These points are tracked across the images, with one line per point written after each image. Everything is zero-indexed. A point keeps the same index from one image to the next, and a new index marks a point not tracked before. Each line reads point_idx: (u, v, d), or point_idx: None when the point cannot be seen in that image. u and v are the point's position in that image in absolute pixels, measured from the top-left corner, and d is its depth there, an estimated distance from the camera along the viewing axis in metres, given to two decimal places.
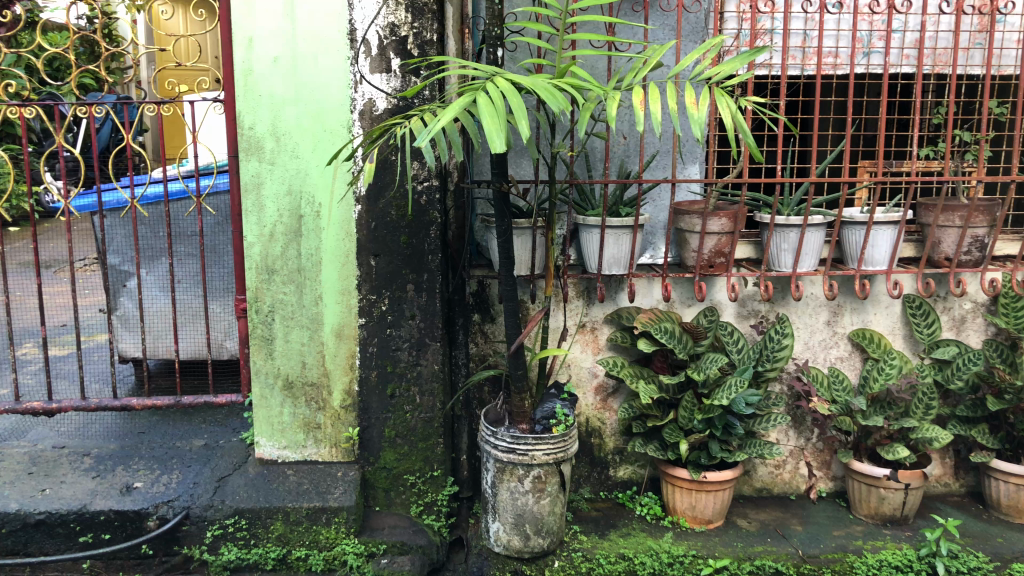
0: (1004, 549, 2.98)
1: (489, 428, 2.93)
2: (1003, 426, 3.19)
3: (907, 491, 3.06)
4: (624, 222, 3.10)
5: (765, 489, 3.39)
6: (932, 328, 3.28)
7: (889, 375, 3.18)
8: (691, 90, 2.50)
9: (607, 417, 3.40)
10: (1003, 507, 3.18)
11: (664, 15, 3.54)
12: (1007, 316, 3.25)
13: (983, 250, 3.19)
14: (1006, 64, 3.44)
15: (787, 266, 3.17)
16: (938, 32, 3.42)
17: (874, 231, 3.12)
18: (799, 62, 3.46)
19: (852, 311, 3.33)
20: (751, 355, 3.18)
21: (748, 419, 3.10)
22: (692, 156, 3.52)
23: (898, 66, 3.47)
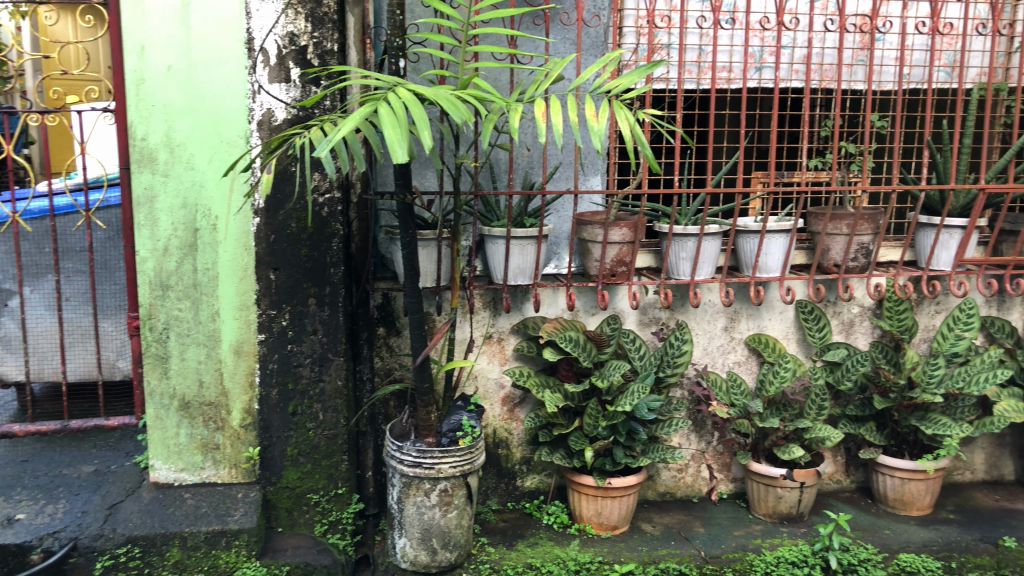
0: (891, 540, 3.11)
1: (395, 442, 2.90)
2: (889, 424, 3.34)
3: (801, 490, 3.17)
4: (529, 233, 3.12)
5: (668, 493, 3.46)
6: (823, 332, 3.42)
7: (784, 378, 3.28)
8: (592, 102, 2.57)
9: (514, 427, 3.40)
10: (890, 500, 3.33)
11: (565, 29, 3.57)
12: (891, 318, 3.44)
13: (868, 256, 3.35)
14: (885, 80, 3.62)
15: (685, 274, 3.26)
16: (824, 49, 3.58)
17: (768, 239, 3.23)
18: (694, 76, 3.57)
19: (747, 316, 3.45)
20: (653, 361, 3.26)
21: (651, 425, 3.16)
22: (593, 168, 3.57)
23: (788, 81, 3.62)
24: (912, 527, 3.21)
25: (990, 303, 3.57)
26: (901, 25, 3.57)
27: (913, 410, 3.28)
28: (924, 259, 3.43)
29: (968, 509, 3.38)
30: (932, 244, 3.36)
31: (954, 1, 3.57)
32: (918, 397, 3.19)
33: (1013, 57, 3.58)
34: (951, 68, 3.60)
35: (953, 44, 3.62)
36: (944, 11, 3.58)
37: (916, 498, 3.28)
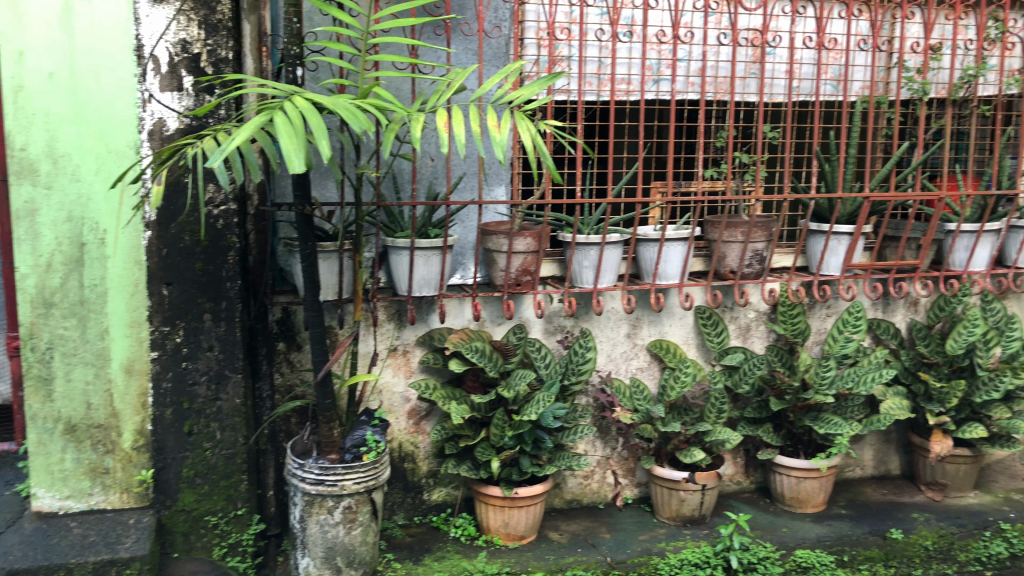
0: (788, 538, 3.21)
1: (296, 460, 2.83)
2: (785, 425, 3.46)
3: (703, 492, 3.25)
4: (433, 244, 3.11)
5: (575, 500, 3.48)
6: (721, 337, 3.52)
7: (685, 383, 3.32)
8: (493, 112, 2.61)
9: (420, 440, 3.37)
10: (787, 499, 3.44)
11: (466, 40, 3.53)
12: (784, 322, 3.55)
13: (762, 263, 3.44)
14: (776, 92, 3.75)
15: (589, 282, 3.29)
16: (717, 62, 3.70)
17: (667, 248, 3.30)
18: (594, 88, 3.61)
19: (649, 323, 3.52)
20: (557, 369, 3.27)
21: (557, 433, 3.18)
22: (498, 178, 3.52)
23: (684, 93, 3.70)
24: (807, 524, 3.33)
25: (876, 306, 3.73)
26: (789, 39, 3.71)
27: (807, 411, 3.39)
28: (814, 264, 3.56)
29: (859, 504, 3.52)
30: (822, 250, 3.49)
31: (838, 18, 3.72)
32: (811, 399, 3.29)
33: (891, 72, 3.75)
34: (836, 82, 3.75)
35: (837, 59, 3.77)
36: (828, 27, 3.73)
37: (811, 496, 3.39)
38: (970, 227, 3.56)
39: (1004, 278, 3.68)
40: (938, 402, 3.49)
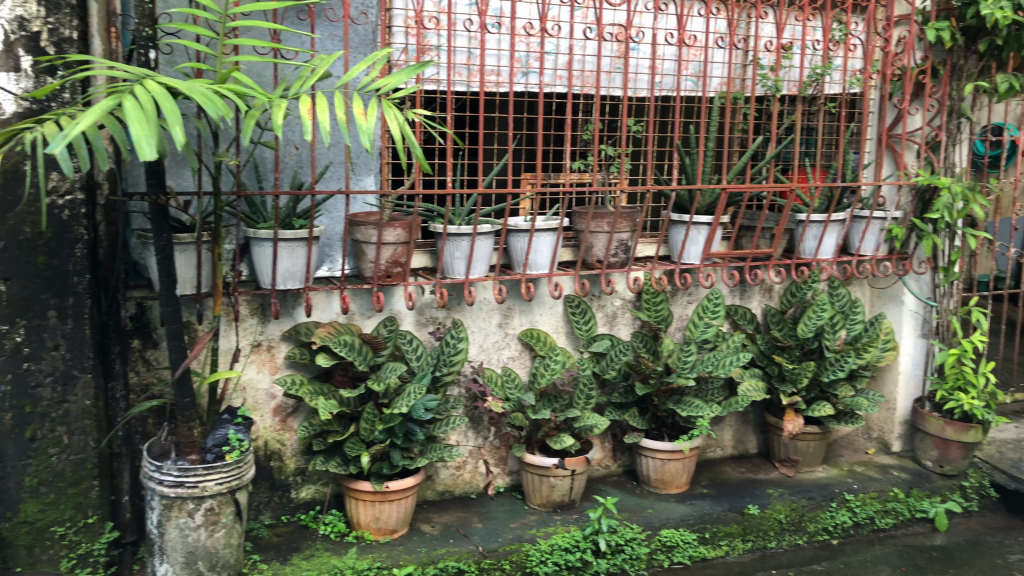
0: (653, 518, 3.32)
1: (153, 463, 2.69)
2: (650, 409, 3.58)
3: (572, 477, 3.31)
4: (298, 235, 3.01)
5: (447, 492, 3.47)
6: (589, 325, 3.59)
7: (554, 370, 3.38)
8: (359, 100, 2.61)
9: (287, 437, 3.27)
10: (653, 481, 3.55)
11: (331, 26, 3.42)
12: (648, 310, 3.68)
13: (627, 252, 3.55)
14: (640, 87, 3.84)
15: (460, 273, 3.27)
16: (584, 56, 3.74)
17: (537, 238, 3.32)
18: (464, 79, 3.58)
19: (520, 313, 3.54)
20: (429, 360, 3.23)
21: (429, 425, 3.17)
22: (366, 168, 3.43)
23: (553, 86, 3.72)
24: (671, 504, 3.45)
25: (734, 292, 3.91)
26: (652, 35, 3.80)
27: (670, 394, 3.53)
28: (675, 254, 3.69)
29: (719, 483, 3.68)
30: (683, 240, 3.62)
31: (697, 16, 3.85)
32: (674, 382, 3.43)
33: (747, 69, 3.91)
34: (696, 78, 3.87)
35: (697, 56, 3.90)
36: (689, 24, 3.84)
37: (675, 477, 3.52)
38: (818, 217, 3.77)
39: (848, 265, 3.92)
40: (791, 382, 3.69)
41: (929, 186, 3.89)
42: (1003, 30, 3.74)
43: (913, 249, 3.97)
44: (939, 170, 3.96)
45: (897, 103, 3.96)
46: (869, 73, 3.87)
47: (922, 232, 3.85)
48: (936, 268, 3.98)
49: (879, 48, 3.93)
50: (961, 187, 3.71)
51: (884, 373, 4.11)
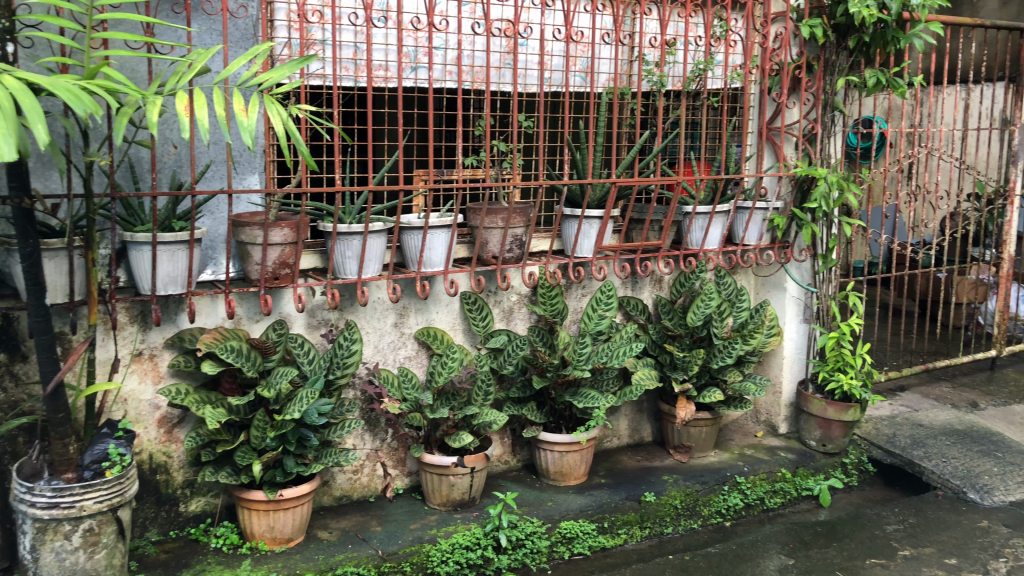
0: (553, 511, 3.35)
1: (23, 484, 2.53)
2: (548, 401, 3.61)
3: (472, 474, 3.30)
4: (178, 238, 2.87)
5: (344, 497, 3.40)
6: (486, 321, 3.57)
7: (452, 368, 3.32)
8: (239, 96, 2.54)
9: (173, 449, 3.13)
10: (552, 473, 3.58)
11: (209, 19, 3.26)
12: (544, 304, 3.71)
13: (522, 247, 3.54)
14: (529, 83, 3.85)
15: (353, 273, 3.18)
16: (473, 52, 3.70)
17: (430, 235, 3.28)
18: (351, 74, 3.49)
19: (416, 311, 3.48)
20: (321, 363, 3.17)
21: (323, 430, 3.09)
22: (249, 166, 3.30)
23: (442, 81, 3.67)
24: (570, 496, 3.49)
25: (626, 284, 3.98)
26: (540, 31, 3.81)
27: (567, 387, 3.54)
28: (568, 248, 3.72)
29: (616, 472, 3.74)
30: (575, 235, 3.65)
31: (583, 12, 3.88)
32: (570, 374, 3.47)
33: (633, 65, 3.97)
34: (584, 74, 3.91)
35: (584, 52, 3.93)
36: (576, 20, 3.87)
37: (573, 468, 3.56)
38: (703, 208, 3.88)
39: (734, 254, 4.06)
40: (682, 370, 3.79)
41: (807, 177, 4.06)
42: (870, 27, 3.93)
43: (793, 238, 4.15)
44: (816, 161, 4.13)
45: (775, 97, 4.10)
46: (748, 68, 4.00)
47: (802, 220, 4.02)
48: (815, 255, 4.15)
49: (758, 44, 4.06)
50: (835, 177, 3.89)
51: (770, 358, 4.27)
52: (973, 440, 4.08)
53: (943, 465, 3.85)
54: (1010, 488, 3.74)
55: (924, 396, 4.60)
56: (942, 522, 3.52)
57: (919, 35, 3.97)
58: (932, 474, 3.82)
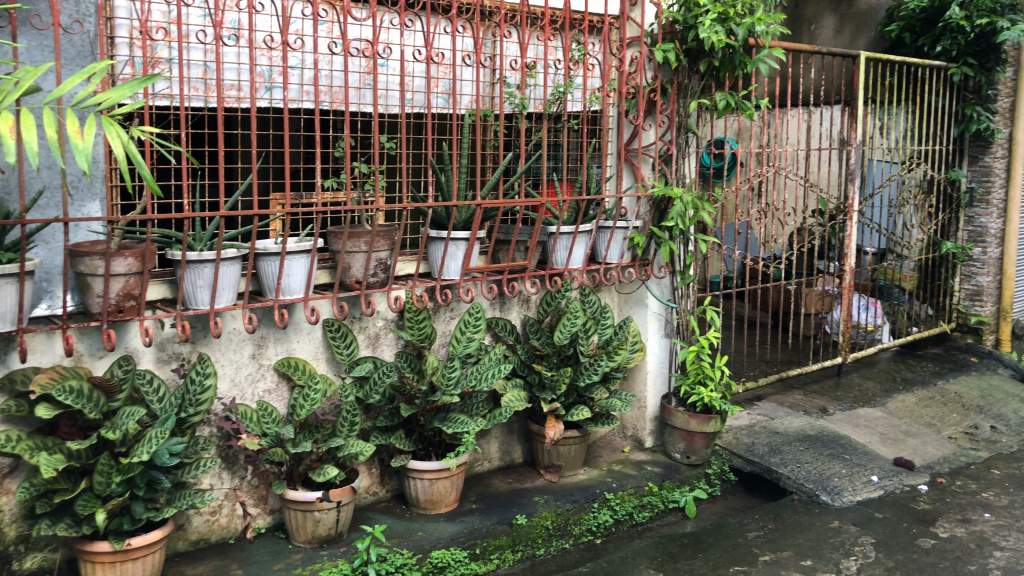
0: (424, 541, 3.30)
1: None
2: (416, 429, 3.54)
3: (338, 508, 3.20)
4: (6, 270, 2.64)
5: (201, 540, 3.21)
6: (350, 348, 3.45)
7: (314, 400, 3.24)
8: (73, 118, 2.36)
9: (4, 502, 2.86)
10: (421, 502, 3.51)
11: (39, 35, 2.96)
12: (411, 328, 3.61)
13: (386, 271, 3.46)
14: (390, 104, 3.77)
15: (204, 303, 3.02)
16: (331, 72, 3.58)
17: (288, 261, 3.15)
18: (200, 94, 3.32)
19: (275, 341, 3.33)
20: (173, 401, 2.98)
21: (175, 471, 2.93)
22: (89, 193, 3.06)
23: (299, 102, 3.54)
24: (441, 524, 3.43)
25: (494, 305, 3.96)
26: (399, 52, 3.75)
27: (436, 413, 3.50)
28: (435, 271, 3.67)
29: (487, 497, 3.71)
30: (442, 256, 3.60)
31: (444, 33, 3.85)
32: (438, 400, 3.42)
33: (495, 87, 3.97)
34: (446, 95, 3.89)
35: (446, 73, 3.90)
36: (436, 41, 3.84)
37: (444, 495, 3.50)
38: (567, 229, 3.93)
39: (597, 273, 4.16)
40: (551, 390, 3.83)
41: (664, 197, 4.18)
42: (719, 52, 4.10)
43: (653, 256, 4.25)
44: (672, 181, 4.26)
45: (633, 119, 4.22)
46: (606, 92, 4.10)
47: (660, 238, 4.16)
48: (673, 272, 4.28)
49: (615, 68, 4.16)
50: (691, 197, 4.02)
51: (634, 373, 4.36)
52: (823, 445, 4.31)
53: (797, 470, 4.05)
54: (857, 488, 3.98)
55: (779, 404, 4.82)
56: (798, 525, 3.69)
57: (764, 60, 4.17)
58: (788, 480, 4.00)
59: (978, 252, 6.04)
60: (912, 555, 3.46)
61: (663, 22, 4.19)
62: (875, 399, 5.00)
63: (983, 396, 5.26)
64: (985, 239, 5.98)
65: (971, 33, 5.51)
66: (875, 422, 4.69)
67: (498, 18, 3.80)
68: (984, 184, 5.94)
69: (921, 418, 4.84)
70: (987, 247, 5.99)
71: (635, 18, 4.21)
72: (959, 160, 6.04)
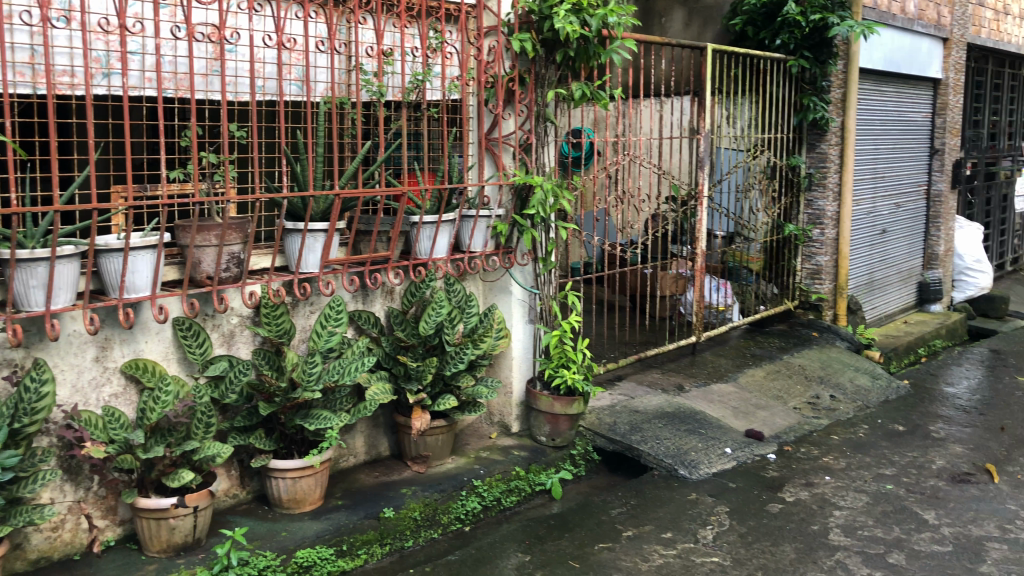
0: (288, 541, 3.22)
1: None
2: (277, 428, 3.44)
3: (195, 514, 3.08)
4: None
5: (42, 559, 3.00)
6: (204, 347, 3.29)
7: (167, 402, 3.08)
8: None
9: None
10: (284, 502, 3.42)
11: None
12: (268, 325, 3.47)
13: (239, 265, 3.35)
14: (241, 91, 3.61)
15: (39, 305, 2.81)
16: (175, 57, 3.40)
17: (132, 257, 2.97)
18: (28, 80, 3.07)
19: (121, 342, 3.14)
20: (4, 412, 2.76)
21: (10, 486, 2.74)
22: None
23: (140, 89, 3.33)
24: (306, 522, 3.36)
25: (356, 298, 3.88)
26: (249, 37, 3.58)
27: (297, 410, 3.42)
28: (293, 264, 3.56)
29: (353, 492, 3.66)
30: (299, 249, 3.50)
31: (295, 19, 3.72)
32: (300, 397, 3.34)
33: (351, 75, 3.88)
34: (300, 83, 3.76)
35: (299, 60, 3.77)
36: (287, 27, 3.71)
37: (307, 493, 3.43)
38: (429, 218, 3.91)
39: (461, 262, 4.16)
40: (416, 381, 3.81)
41: (524, 185, 4.24)
42: (574, 43, 4.19)
43: (516, 244, 4.29)
44: (532, 170, 4.33)
45: (492, 109, 4.22)
46: (465, 80, 4.09)
47: (522, 226, 4.20)
48: (536, 259, 4.34)
49: (473, 56, 4.15)
50: (550, 185, 4.10)
51: (500, 360, 4.39)
52: (680, 420, 4.51)
53: (656, 446, 4.21)
54: (712, 461, 4.20)
55: (638, 384, 5.00)
56: (658, 500, 3.84)
57: (617, 51, 4.28)
58: (648, 456, 4.16)
59: (817, 234, 6.47)
60: (762, 520, 3.68)
61: (519, 12, 4.22)
62: (727, 375, 5.26)
63: (823, 366, 5.65)
64: (823, 221, 6.43)
65: (806, 28, 5.93)
66: (728, 396, 4.94)
67: (352, 5, 3.71)
68: (821, 170, 6.37)
69: (769, 391, 5.14)
70: (825, 229, 6.44)
71: (491, 7, 4.22)
72: (799, 147, 6.44)
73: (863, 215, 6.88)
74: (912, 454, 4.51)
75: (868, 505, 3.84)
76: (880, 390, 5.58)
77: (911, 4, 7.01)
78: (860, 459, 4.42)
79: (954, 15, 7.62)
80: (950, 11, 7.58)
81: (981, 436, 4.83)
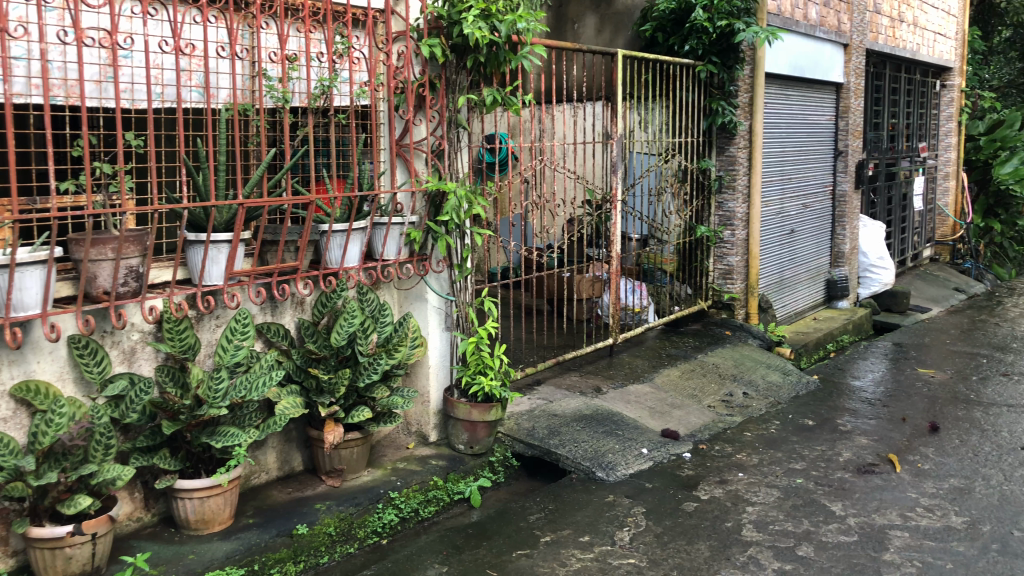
0: (195, 564, 3.11)
1: None
2: (183, 446, 3.33)
3: (93, 541, 2.96)
4: None
5: None
6: (102, 366, 3.15)
7: (60, 425, 2.92)
8: None
9: None
10: (192, 523, 3.30)
11: None
12: (171, 339, 3.34)
13: (139, 279, 3.21)
14: (137, 98, 3.48)
15: None
16: (64, 63, 3.25)
17: (19, 274, 2.82)
18: None
19: (10, 364, 2.97)
20: None
21: None
22: None
23: (26, 96, 3.16)
24: (215, 543, 3.25)
25: (264, 309, 3.76)
26: (144, 42, 3.46)
27: (204, 427, 3.33)
28: (195, 277, 3.45)
29: (265, 509, 3.56)
30: (202, 261, 3.39)
31: (195, 24, 3.61)
32: (206, 414, 3.25)
33: (254, 81, 3.79)
34: (201, 89, 3.64)
35: (199, 66, 3.66)
36: (185, 32, 3.59)
37: (216, 513, 3.32)
38: (340, 226, 3.84)
39: (374, 270, 4.09)
40: (329, 393, 3.73)
41: (438, 192, 4.19)
42: (484, 49, 4.18)
43: (430, 251, 4.24)
44: (445, 176, 4.29)
45: (403, 115, 4.18)
46: (373, 86, 4.04)
47: (436, 233, 4.14)
48: (451, 266, 4.31)
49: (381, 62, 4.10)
50: (463, 191, 4.08)
51: (416, 369, 4.34)
52: (598, 423, 4.54)
53: (574, 450, 4.23)
54: (629, 462, 4.24)
55: (557, 388, 5.01)
56: (576, 503, 3.86)
57: (528, 57, 4.29)
58: (567, 460, 4.17)
59: (728, 235, 6.63)
60: (677, 519, 3.73)
61: (428, 17, 4.17)
62: (644, 376, 5.33)
63: (736, 364, 5.78)
64: (733, 222, 6.59)
65: (713, 34, 6.07)
66: (645, 397, 5.00)
67: (254, 9, 3.62)
68: (731, 172, 6.53)
69: (684, 390, 5.23)
70: (735, 229, 6.59)
71: (399, 12, 4.18)
72: (709, 150, 6.59)
73: (771, 215, 7.08)
74: (821, 448, 4.65)
75: (779, 500, 3.94)
76: (790, 385, 5.75)
77: (812, 11, 7.25)
78: (771, 454, 4.53)
79: (852, 22, 7.93)
80: (849, 18, 7.89)
81: (885, 428, 5.01)
